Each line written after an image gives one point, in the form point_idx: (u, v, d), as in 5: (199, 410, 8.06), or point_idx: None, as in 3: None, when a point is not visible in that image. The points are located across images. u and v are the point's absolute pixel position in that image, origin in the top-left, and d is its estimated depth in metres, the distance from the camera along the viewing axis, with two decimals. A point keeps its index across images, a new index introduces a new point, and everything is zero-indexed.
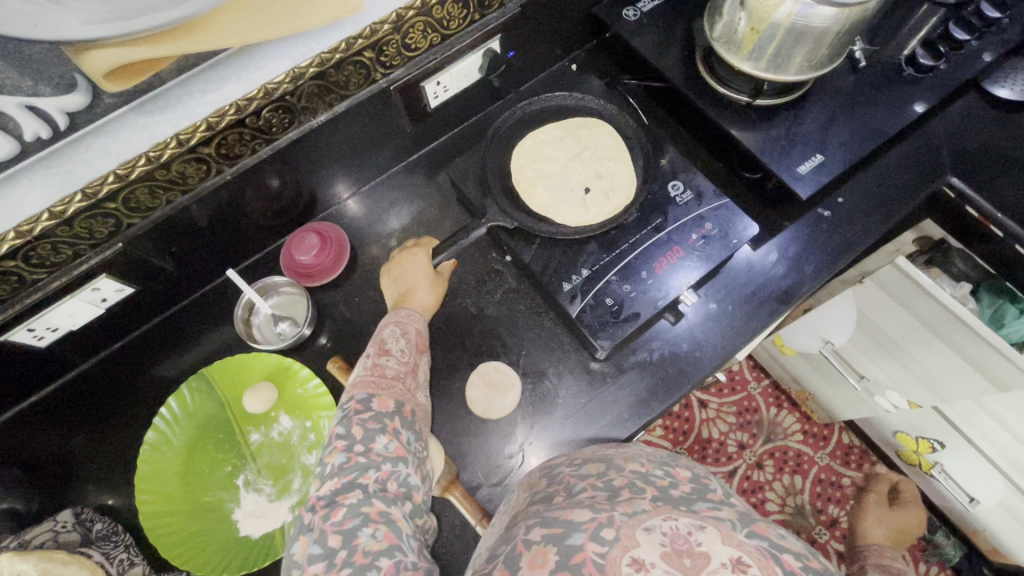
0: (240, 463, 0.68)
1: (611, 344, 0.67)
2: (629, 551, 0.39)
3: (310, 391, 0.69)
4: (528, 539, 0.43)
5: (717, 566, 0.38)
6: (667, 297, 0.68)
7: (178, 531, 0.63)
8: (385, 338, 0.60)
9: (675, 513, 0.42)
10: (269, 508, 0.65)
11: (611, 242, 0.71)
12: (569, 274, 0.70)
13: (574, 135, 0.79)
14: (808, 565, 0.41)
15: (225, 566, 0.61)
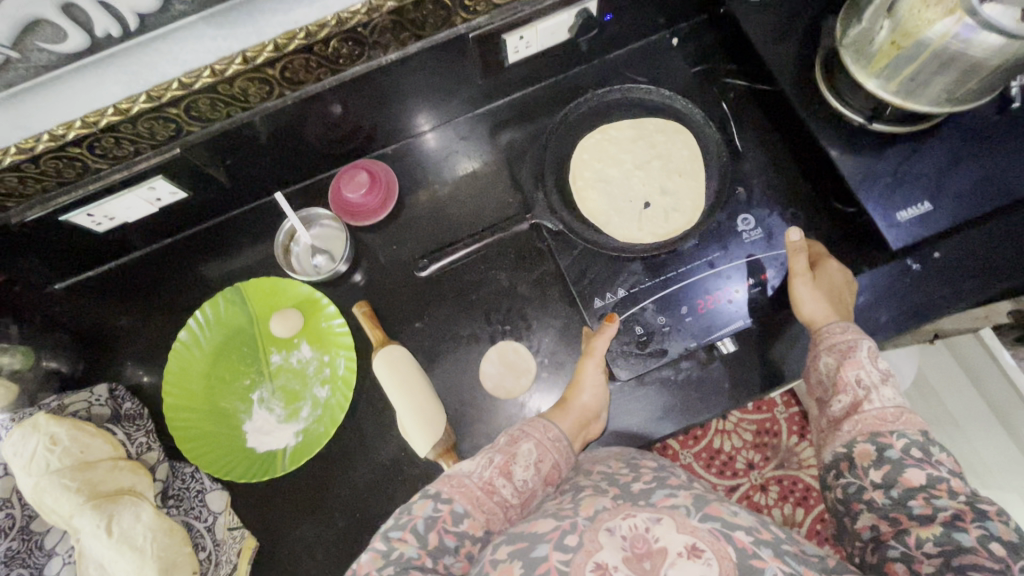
0: (258, 379, 0.71)
1: (631, 375, 0.65)
2: (592, 555, 0.43)
3: (333, 327, 0.70)
4: (494, 561, 0.47)
5: (674, 557, 0.42)
6: (700, 343, 0.65)
7: (194, 427, 0.68)
8: (520, 453, 0.56)
9: (633, 510, 0.47)
10: (276, 428, 0.68)
11: (657, 267, 0.67)
12: (605, 290, 0.67)
13: (649, 139, 0.74)
14: (758, 537, 0.45)
15: (229, 470, 0.66)
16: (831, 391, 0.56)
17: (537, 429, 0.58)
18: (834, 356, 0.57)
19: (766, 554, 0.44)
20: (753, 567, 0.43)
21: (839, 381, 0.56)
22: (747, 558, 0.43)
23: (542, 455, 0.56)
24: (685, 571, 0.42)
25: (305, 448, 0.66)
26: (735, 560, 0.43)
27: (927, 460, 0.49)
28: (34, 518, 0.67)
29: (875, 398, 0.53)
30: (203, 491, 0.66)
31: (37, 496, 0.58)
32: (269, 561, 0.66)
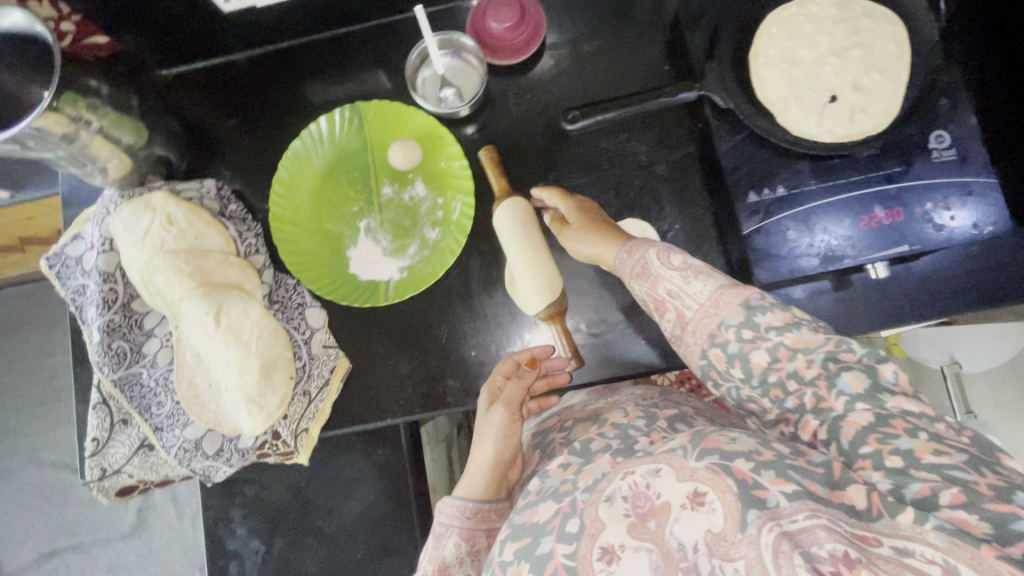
0: (366, 208, 0.68)
1: (769, 280, 0.58)
2: (596, 541, 0.41)
3: (454, 169, 0.66)
4: (503, 563, 0.46)
5: (677, 511, 0.40)
6: (858, 261, 0.57)
7: (298, 242, 0.66)
8: (447, 553, 0.56)
9: (632, 465, 0.44)
10: (381, 260, 0.66)
11: (829, 170, 0.57)
12: (763, 183, 0.58)
13: (854, 23, 0.58)
14: (760, 462, 0.40)
15: (331, 290, 0.65)
16: (659, 315, 0.55)
17: (458, 518, 0.58)
18: (641, 284, 0.55)
19: (768, 479, 0.39)
20: (754, 499, 0.38)
21: (714, 303, 0.50)
22: (748, 489, 0.39)
23: (471, 538, 0.58)
24: (690, 526, 0.39)
25: (410, 284, 0.65)
26: (736, 495, 0.38)
27: (759, 333, 0.48)
28: (134, 299, 0.67)
29: (690, 306, 0.52)
30: (304, 306, 0.65)
31: (147, 272, 0.60)
32: (357, 387, 0.67)
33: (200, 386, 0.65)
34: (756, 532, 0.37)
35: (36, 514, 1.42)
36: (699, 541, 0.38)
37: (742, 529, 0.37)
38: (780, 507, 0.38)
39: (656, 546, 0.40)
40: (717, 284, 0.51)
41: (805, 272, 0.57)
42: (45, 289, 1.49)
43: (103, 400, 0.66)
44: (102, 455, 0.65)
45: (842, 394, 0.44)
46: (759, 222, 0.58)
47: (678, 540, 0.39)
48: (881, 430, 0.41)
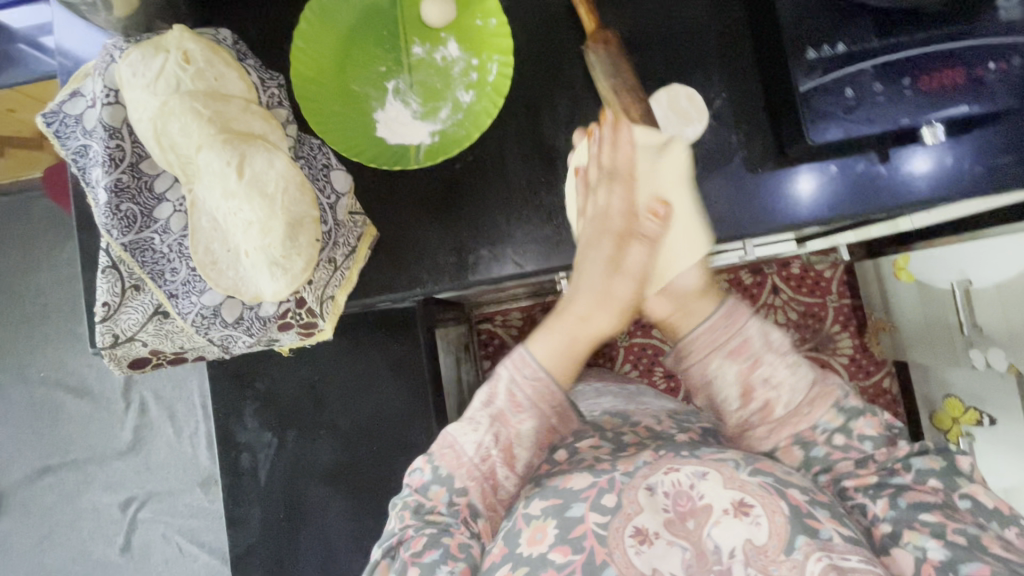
0: (395, 68, 0.63)
1: (830, 137, 0.56)
2: (631, 521, 0.50)
3: (489, 27, 0.62)
4: (527, 516, 0.53)
5: (719, 514, 0.49)
6: (912, 123, 0.56)
7: (324, 100, 0.62)
8: (516, 438, 0.55)
9: (676, 464, 0.54)
10: (411, 124, 0.63)
11: (893, 26, 0.55)
12: (822, 40, 0.55)
13: None
14: (814, 498, 0.51)
15: (360, 152, 0.62)
16: (743, 400, 0.56)
17: (540, 398, 0.55)
18: (735, 362, 0.55)
19: (823, 515, 0.49)
20: (806, 527, 0.48)
21: (809, 401, 0.56)
22: (802, 517, 0.48)
23: (537, 402, 0.55)
24: (729, 531, 0.48)
25: (444, 147, 0.62)
26: (785, 517, 0.48)
27: (851, 441, 0.55)
28: (144, 159, 0.63)
29: (784, 399, 0.55)
30: (329, 168, 0.61)
31: (162, 119, 0.56)
32: (385, 260, 0.64)
33: (216, 252, 0.61)
34: (803, 556, 0.46)
35: (27, 432, 1.39)
36: (735, 548, 0.47)
37: (788, 550, 0.47)
38: (833, 540, 0.47)
39: (690, 545, 0.49)
40: (808, 380, 0.56)
41: (860, 134, 0.56)
42: (25, 201, 1.41)
43: (112, 264, 0.62)
44: (113, 321, 0.62)
45: (916, 470, 0.54)
46: (817, 79, 0.55)
47: (714, 542, 0.48)
48: (943, 512, 0.50)
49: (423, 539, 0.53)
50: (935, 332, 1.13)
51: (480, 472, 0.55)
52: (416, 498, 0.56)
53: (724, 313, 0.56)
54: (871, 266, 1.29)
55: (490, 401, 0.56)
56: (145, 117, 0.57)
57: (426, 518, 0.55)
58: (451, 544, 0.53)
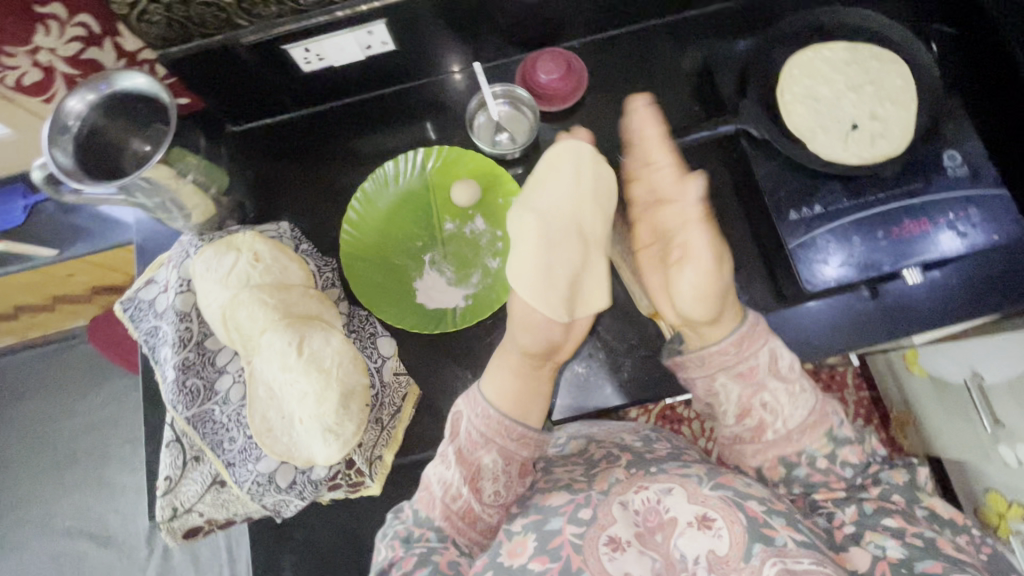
0: (430, 242, 0.73)
1: (824, 284, 0.63)
2: (605, 530, 0.50)
3: (510, 204, 0.72)
4: (510, 531, 0.54)
5: (684, 526, 0.49)
6: (893, 268, 0.62)
7: (370, 275, 0.71)
8: (480, 466, 0.59)
9: (646, 482, 0.55)
10: (448, 289, 0.71)
11: (859, 189, 0.64)
12: (800, 203, 0.64)
13: (864, 64, 0.67)
14: (771, 508, 0.50)
15: (403, 319, 0.69)
16: (738, 417, 0.62)
17: (497, 434, 0.60)
18: (739, 383, 0.61)
19: (778, 523, 0.49)
20: (762, 535, 0.47)
21: (811, 418, 0.61)
22: (759, 526, 0.48)
23: (491, 436, 0.60)
24: (695, 542, 0.48)
25: (478, 309, 0.70)
26: (744, 527, 0.48)
27: (833, 465, 0.60)
28: (208, 337, 0.69)
29: (778, 424, 0.60)
30: (376, 335, 0.68)
31: (231, 308, 0.63)
32: (427, 414, 0.70)
33: (272, 420, 0.65)
34: (760, 562, 0.46)
35: None
36: (700, 555, 0.48)
37: (745, 557, 0.47)
38: (786, 547, 0.47)
39: (661, 556, 0.49)
40: (808, 406, 0.61)
41: (850, 281, 0.63)
42: (63, 350, 1.47)
43: (175, 438, 0.67)
44: (174, 493, 0.66)
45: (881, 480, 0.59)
46: (801, 237, 0.63)
47: (682, 551, 0.49)
48: (902, 516, 0.55)
49: (414, 558, 0.55)
50: (961, 427, 1.13)
51: (456, 513, 0.58)
52: (406, 529, 0.58)
53: (736, 340, 0.62)
54: (883, 361, 1.32)
55: (453, 438, 0.61)
56: (213, 306, 0.64)
57: (415, 543, 0.57)
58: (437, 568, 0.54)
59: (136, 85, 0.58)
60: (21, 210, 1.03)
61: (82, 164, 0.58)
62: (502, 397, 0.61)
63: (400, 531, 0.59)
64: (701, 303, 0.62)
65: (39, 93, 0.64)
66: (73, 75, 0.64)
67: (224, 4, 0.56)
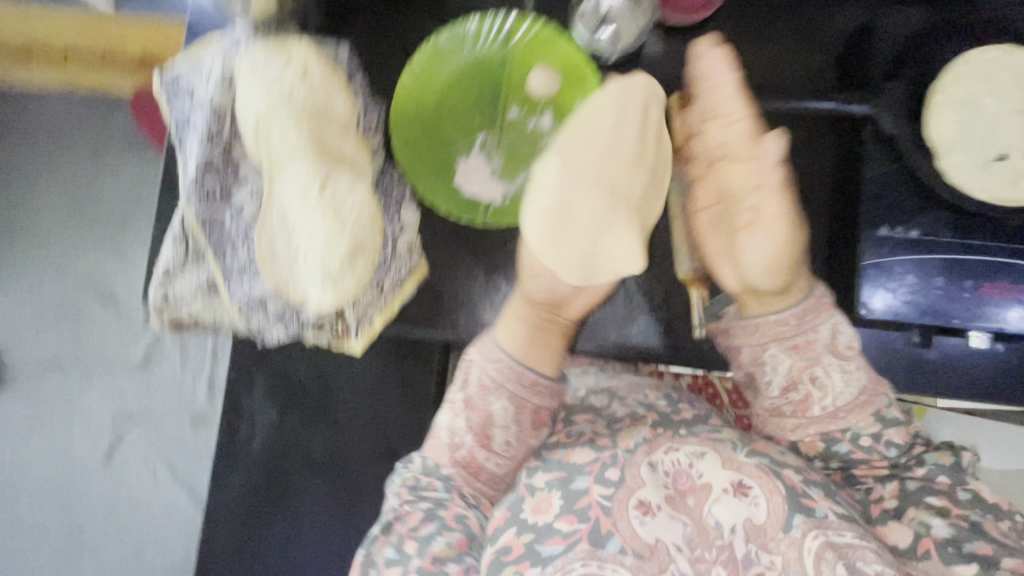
0: (487, 123, 0.68)
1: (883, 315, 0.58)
2: (635, 493, 0.53)
3: None
4: (532, 486, 0.57)
5: (717, 492, 0.53)
6: (958, 322, 0.57)
7: (415, 138, 0.64)
8: (493, 410, 0.62)
9: (676, 444, 0.56)
10: (489, 180, 0.67)
11: (968, 227, 0.56)
12: (898, 220, 0.57)
13: None
14: (808, 478, 0.54)
15: (434, 194, 0.65)
16: (783, 390, 0.60)
17: (508, 379, 0.63)
18: (792, 356, 0.59)
19: (816, 494, 0.53)
20: (802, 506, 0.52)
21: (860, 398, 0.59)
22: (797, 495, 0.52)
23: (503, 382, 0.63)
24: (729, 510, 0.52)
25: (511, 211, 0.65)
26: (782, 499, 0.52)
27: (875, 444, 0.58)
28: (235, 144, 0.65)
29: (825, 401, 0.58)
30: (401, 203, 0.65)
31: (265, 120, 0.58)
32: (429, 296, 0.68)
33: (278, 249, 0.63)
34: (799, 533, 0.51)
35: (48, 325, 1.45)
36: (735, 523, 0.52)
37: (784, 529, 0.51)
38: (826, 518, 0.51)
39: (692, 521, 0.53)
40: (859, 385, 0.59)
41: (910, 321, 0.57)
42: (103, 114, 1.47)
43: (182, 233, 0.66)
44: (169, 283, 0.67)
45: (930, 464, 0.59)
46: (894, 261, 0.57)
47: (716, 518, 0.52)
48: (947, 496, 0.57)
49: (418, 513, 0.60)
50: None
51: (461, 461, 0.63)
52: (412, 478, 0.64)
53: (799, 312, 0.60)
54: None
55: (461, 385, 0.64)
56: (249, 112, 0.59)
57: (421, 493, 0.62)
58: (449, 515, 0.60)
59: None
60: None
61: None
62: (520, 354, 0.63)
63: (406, 480, 0.64)
64: (771, 274, 0.59)
65: None
66: None
67: None
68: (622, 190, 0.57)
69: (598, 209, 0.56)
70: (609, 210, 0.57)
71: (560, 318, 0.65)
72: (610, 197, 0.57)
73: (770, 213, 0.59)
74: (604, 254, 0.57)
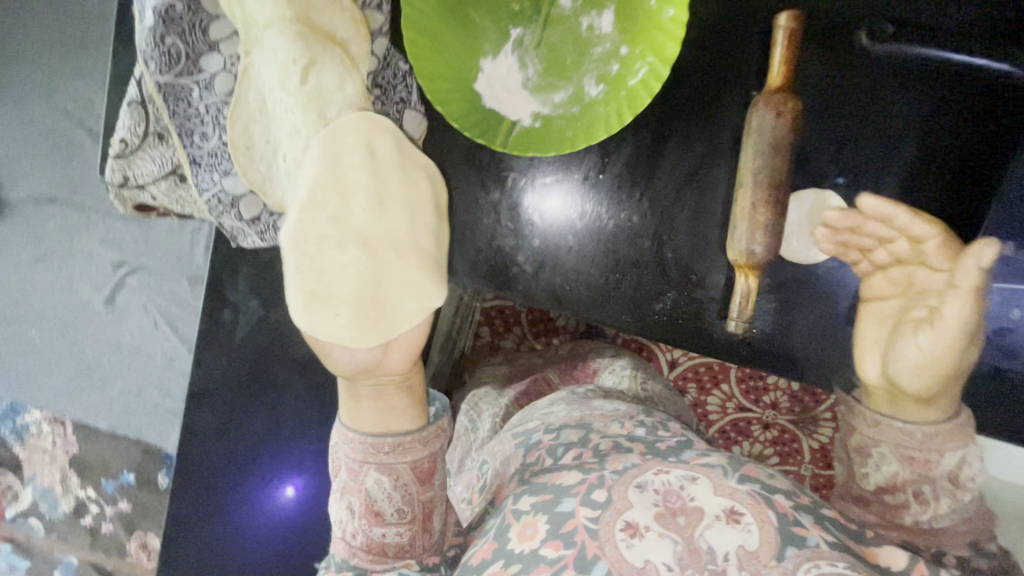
0: (528, 14, 0.52)
1: None
2: (621, 514, 0.43)
3: (665, 19, 0.46)
4: (516, 513, 0.47)
5: (710, 518, 0.41)
6: None
7: (432, 15, 0.49)
8: (371, 490, 0.51)
9: (667, 466, 0.47)
10: (518, 91, 0.52)
11: None
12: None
13: None
14: (799, 503, 0.44)
15: (444, 101, 0.50)
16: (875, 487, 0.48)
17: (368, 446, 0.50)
18: (902, 466, 0.46)
19: (808, 521, 0.42)
20: (794, 536, 0.40)
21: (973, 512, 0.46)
22: (788, 524, 0.41)
23: (365, 462, 0.51)
24: (723, 536, 0.41)
25: (540, 137, 0.51)
26: (776, 527, 0.41)
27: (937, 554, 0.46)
28: None
29: (920, 514, 0.46)
30: (405, 105, 0.53)
31: None
32: None
33: (254, 138, 0.54)
34: (794, 565, 0.39)
35: (42, 157, 1.37)
36: (729, 551, 0.40)
37: (779, 558, 0.39)
38: (821, 547, 0.40)
39: (682, 540, 0.41)
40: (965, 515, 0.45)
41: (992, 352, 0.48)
42: None
43: (140, 101, 0.54)
44: (127, 162, 0.56)
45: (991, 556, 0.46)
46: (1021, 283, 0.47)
47: (709, 543, 0.40)
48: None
49: None
50: None
51: (358, 547, 0.52)
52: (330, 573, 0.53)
53: (935, 431, 0.45)
54: None
55: (338, 475, 0.53)
56: None
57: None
58: None
59: None
60: None
61: None
62: (372, 429, 0.51)
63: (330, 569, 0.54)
64: (920, 374, 0.44)
65: None
66: None
67: None
68: (377, 233, 0.48)
69: (353, 268, 0.47)
70: (372, 265, 0.48)
71: (383, 376, 0.51)
72: (358, 247, 0.47)
73: (948, 323, 0.42)
74: (395, 296, 0.50)
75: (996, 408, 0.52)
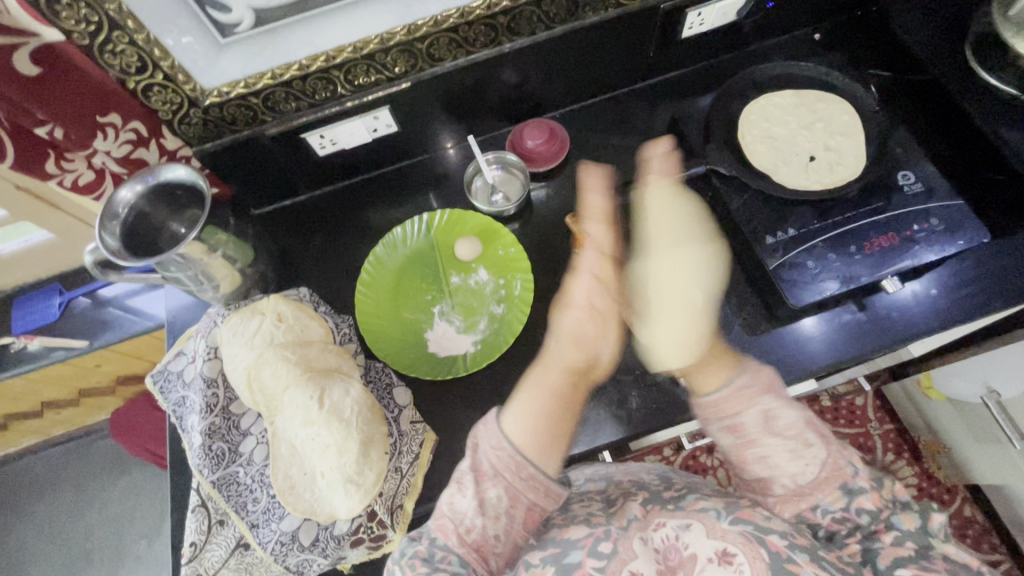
0: (438, 295, 0.79)
1: (814, 299, 0.66)
2: (626, 564, 0.53)
3: (511, 254, 0.78)
4: (528, 564, 0.56)
5: (703, 562, 0.52)
6: (874, 277, 0.66)
7: (384, 330, 0.76)
8: (494, 497, 0.57)
9: (664, 518, 0.57)
10: (457, 336, 0.76)
11: (826, 210, 0.69)
12: (775, 228, 0.69)
13: (811, 106, 0.76)
14: (793, 542, 0.52)
15: (416, 366, 0.73)
16: (750, 458, 0.59)
17: (510, 470, 0.57)
18: (741, 425, 0.59)
19: (801, 559, 0.50)
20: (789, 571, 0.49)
21: (819, 475, 0.57)
22: (780, 562, 0.50)
23: (503, 472, 0.57)
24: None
25: (485, 352, 0.74)
26: (766, 562, 0.50)
27: (850, 513, 0.56)
28: (232, 401, 0.72)
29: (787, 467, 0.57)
30: (392, 386, 0.73)
31: (255, 368, 0.67)
32: None
33: (295, 478, 0.66)
34: None
35: None
36: None
37: None
38: None
39: None
40: (818, 461, 0.57)
41: (832, 294, 0.66)
42: (82, 447, 1.48)
43: (201, 502, 0.69)
44: (199, 559, 0.67)
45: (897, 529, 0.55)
46: (782, 257, 0.68)
47: None
48: (918, 566, 0.52)
49: None
50: (992, 448, 1.10)
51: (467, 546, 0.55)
52: (427, 548, 0.56)
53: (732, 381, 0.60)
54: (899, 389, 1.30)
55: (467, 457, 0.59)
56: (240, 369, 0.68)
57: (437, 566, 0.54)
58: None
59: (177, 175, 0.67)
60: (57, 307, 1.10)
61: (124, 245, 0.66)
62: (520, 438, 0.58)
63: (419, 552, 0.56)
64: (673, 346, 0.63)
65: (90, 190, 0.72)
66: (120, 173, 0.72)
67: (254, 104, 0.67)
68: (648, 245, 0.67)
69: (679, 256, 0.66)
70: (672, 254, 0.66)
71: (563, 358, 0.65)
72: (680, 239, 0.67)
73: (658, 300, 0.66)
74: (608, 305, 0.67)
75: (867, 332, 0.72)
